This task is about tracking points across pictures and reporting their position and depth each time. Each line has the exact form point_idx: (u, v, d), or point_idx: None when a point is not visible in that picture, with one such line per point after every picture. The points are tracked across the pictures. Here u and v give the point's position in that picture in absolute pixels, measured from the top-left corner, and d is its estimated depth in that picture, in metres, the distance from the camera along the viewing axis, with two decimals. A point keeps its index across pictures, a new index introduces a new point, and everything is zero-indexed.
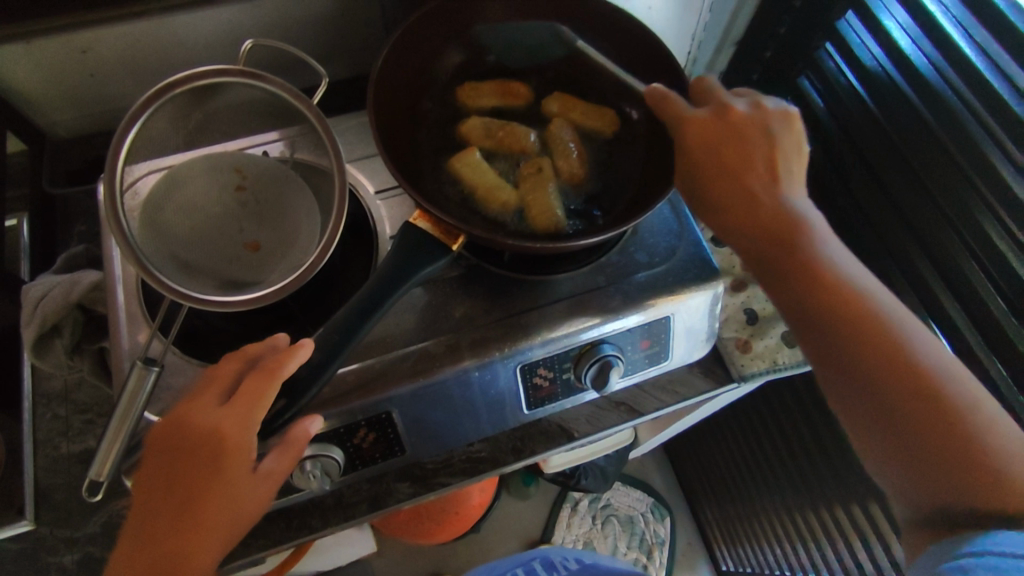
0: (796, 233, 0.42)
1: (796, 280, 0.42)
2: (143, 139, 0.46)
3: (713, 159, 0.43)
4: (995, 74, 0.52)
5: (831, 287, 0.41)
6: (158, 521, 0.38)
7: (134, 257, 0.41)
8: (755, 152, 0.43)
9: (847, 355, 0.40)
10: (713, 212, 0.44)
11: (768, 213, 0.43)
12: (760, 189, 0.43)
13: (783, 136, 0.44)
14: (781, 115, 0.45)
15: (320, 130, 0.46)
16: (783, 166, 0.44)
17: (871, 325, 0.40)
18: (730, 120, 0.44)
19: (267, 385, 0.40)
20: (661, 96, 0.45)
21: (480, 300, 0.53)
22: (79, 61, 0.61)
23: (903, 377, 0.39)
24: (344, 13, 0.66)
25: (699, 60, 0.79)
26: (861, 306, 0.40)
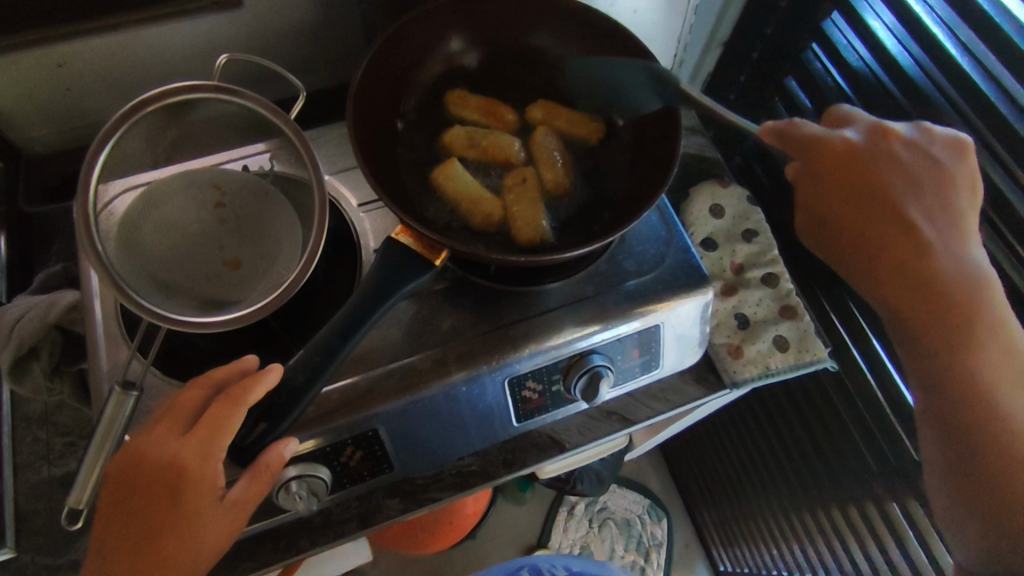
0: (965, 270, 0.43)
1: (929, 314, 0.43)
2: (117, 158, 0.45)
3: (875, 200, 0.45)
4: (982, 74, 0.52)
5: (971, 326, 0.42)
6: (117, 557, 0.37)
7: (110, 279, 0.40)
8: (918, 187, 0.45)
9: (958, 393, 0.43)
10: (871, 250, 0.45)
11: (939, 258, 0.43)
12: (917, 221, 0.44)
13: (956, 169, 0.45)
14: (955, 146, 0.45)
15: (298, 145, 0.46)
16: (954, 202, 0.45)
17: (989, 367, 0.42)
18: (889, 154, 0.45)
19: (231, 413, 0.39)
20: (785, 129, 0.46)
21: (467, 312, 0.52)
22: (54, 75, 0.59)
23: (1009, 424, 0.41)
24: (324, 21, 0.65)
25: (685, 62, 0.78)
26: (990, 344, 0.42)
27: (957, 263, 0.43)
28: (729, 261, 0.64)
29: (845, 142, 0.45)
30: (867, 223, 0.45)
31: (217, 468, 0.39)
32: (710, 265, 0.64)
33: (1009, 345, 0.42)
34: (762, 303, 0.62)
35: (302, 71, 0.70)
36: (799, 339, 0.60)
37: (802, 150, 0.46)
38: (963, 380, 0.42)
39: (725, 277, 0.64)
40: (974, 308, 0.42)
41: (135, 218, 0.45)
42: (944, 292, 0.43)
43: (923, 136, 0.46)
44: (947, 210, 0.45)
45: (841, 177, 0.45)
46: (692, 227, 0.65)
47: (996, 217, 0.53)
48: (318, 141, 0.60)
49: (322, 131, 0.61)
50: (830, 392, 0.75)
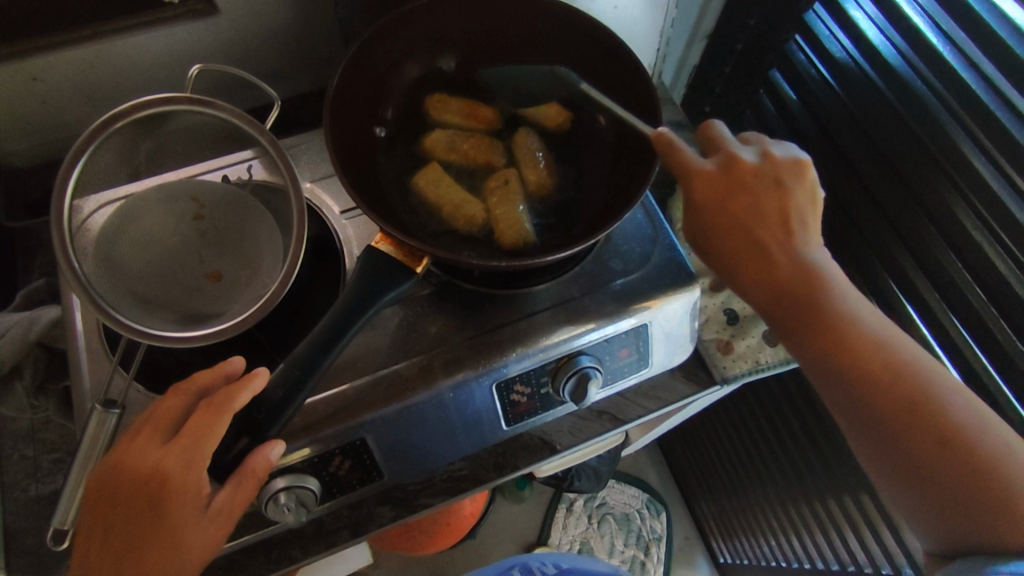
0: (819, 281, 0.43)
1: (803, 327, 0.42)
2: (91, 173, 0.44)
3: (728, 216, 0.43)
4: (961, 62, 0.51)
5: (842, 331, 0.41)
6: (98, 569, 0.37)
7: (88, 297, 0.40)
8: (765, 206, 0.43)
9: (861, 397, 0.41)
10: (734, 269, 0.44)
11: (791, 273, 0.43)
12: (770, 241, 0.43)
13: (795, 189, 0.44)
14: (793, 166, 0.44)
15: (275, 155, 0.45)
16: (797, 219, 0.44)
17: (875, 363, 0.41)
18: (739, 175, 0.44)
19: (214, 420, 0.39)
20: (668, 142, 0.44)
21: (452, 317, 0.51)
22: (28, 89, 0.59)
23: (904, 411, 0.40)
24: (302, 25, 0.64)
25: (669, 56, 0.77)
26: (864, 344, 0.41)
27: (813, 276, 0.43)
28: None
29: (705, 169, 0.44)
30: (728, 246, 0.44)
31: (201, 477, 0.39)
32: (697, 260, 0.64)
33: (881, 339, 0.41)
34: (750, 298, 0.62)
35: (281, 76, 0.69)
36: None
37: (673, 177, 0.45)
38: (852, 383, 0.41)
39: (714, 273, 0.64)
40: (840, 316, 0.42)
41: (112, 234, 0.45)
42: (810, 304, 0.42)
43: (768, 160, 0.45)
44: (792, 227, 0.44)
45: (703, 202, 0.44)
46: (678, 223, 0.65)
47: (982, 206, 0.51)
48: (300, 147, 0.59)
49: (303, 137, 0.60)
50: None
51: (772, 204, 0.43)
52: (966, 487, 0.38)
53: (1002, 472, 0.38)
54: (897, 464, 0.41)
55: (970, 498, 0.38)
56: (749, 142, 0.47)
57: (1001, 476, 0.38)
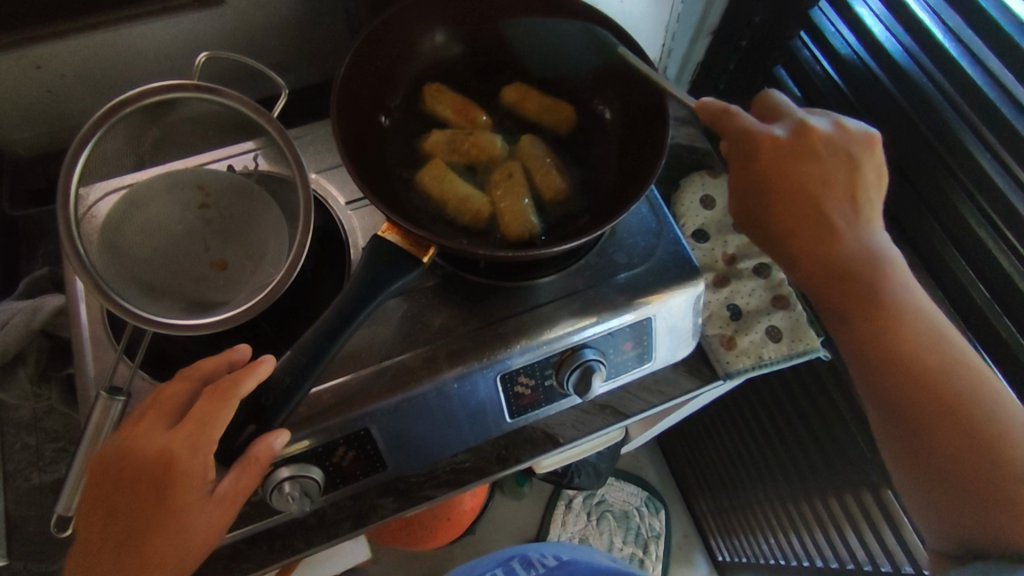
0: (872, 256, 0.44)
1: (848, 289, 0.44)
2: (97, 160, 0.44)
3: (786, 183, 0.45)
4: (967, 58, 0.52)
5: (887, 303, 0.43)
6: (104, 552, 0.37)
7: (93, 284, 0.40)
8: (830, 178, 0.45)
9: (894, 374, 0.42)
10: (782, 236, 0.46)
11: (846, 241, 0.44)
12: (831, 210, 0.45)
13: (864, 164, 0.46)
14: (864, 141, 0.46)
15: (282, 144, 0.45)
16: (861, 191, 0.45)
17: (918, 339, 0.43)
18: (809, 145, 0.45)
19: (220, 405, 0.39)
20: (723, 111, 0.46)
21: (457, 308, 0.51)
22: (32, 77, 0.59)
23: (934, 395, 0.41)
24: (309, 16, 0.64)
25: (674, 51, 0.77)
26: (909, 322, 0.43)
27: (867, 250, 0.44)
28: (720, 252, 0.64)
29: (770, 135, 0.45)
30: (782, 210, 0.45)
31: (206, 462, 0.39)
32: (702, 256, 0.64)
33: (925, 320, 0.43)
34: (754, 294, 0.62)
35: (286, 68, 0.69)
36: (792, 328, 0.60)
37: (728, 139, 0.46)
38: (889, 357, 0.43)
39: (718, 269, 0.64)
40: (889, 291, 0.43)
41: (118, 221, 0.45)
42: (859, 275, 0.44)
43: (838, 130, 0.47)
44: (857, 202, 0.45)
45: (762, 166, 0.45)
46: (682, 219, 0.65)
47: (987, 202, 0.51)
48: (304, 139, 0.59)
49: (308, 128, 0.60)
50: (823, 380, 0.75)
51: (835, 177, 0.45)
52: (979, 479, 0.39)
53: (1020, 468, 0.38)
54: (912, 448, 0.42)
55: (982, 490, 0.39)
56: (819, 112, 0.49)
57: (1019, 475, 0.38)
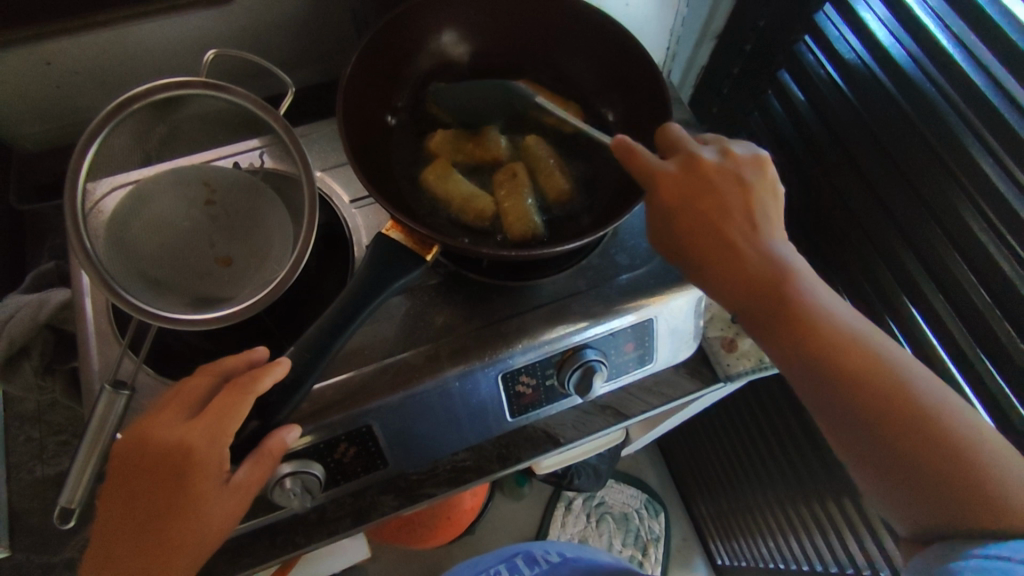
0: (786, 274, 0.43)
1: (772, 315, 0.43)
2: (105, 155, 0.44)
3: (694, 211, 0.44)
4: (972, 64, 0.52)
5: (808, 324, 0.42)
6: (125, 532, 0.38)
7: (99, 278, 0.40)
8: (730, 202, 0.45)
9: (835, 392, 0.41)
10: (701, 266, 0.45)
11: (755, 265, 0.44)
12: (735, 235, 0.44)
13: (756, 184, 0.46)
14: (753, 162, 0.47)
15: (288, 142, 0.45)
16: (759, 212, 0.45)
17: (842, 353, 0.41)
18: (704, 172, 0.45)
19: (239, 400, 0.39)
20: (629, 149, 0.44)
21: (460, 307, 0.52)
22: (42, 73, 0.59)
23: (877, 406, 0.40)
24: (316, 15, 0.65)
25: (679, 55, 0.80)
26: (828, 335, 0.42)
27: (777, 269, 0.43)
28: None
29: (667, 169, 0.45)
30: (696, 239, 0.44)
31: (224, 453, 0.39)
32: None
33: (846, 330, 0.42)
34: None
35: (294, 66, 0.69)
36: None
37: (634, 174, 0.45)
38: (823, 376, 0.42)
39: None
40: (805, 309, 0.42)
41: (125, 216, 0.45)
42: (778, 297, 0.43)
43: (727, 156, 0.47)
44: (756, 221, 0.45)
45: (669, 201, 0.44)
46: None
47: (989, 208, 0.51)
48: (310, 137, 0.60)
49: (314, 126, 0.61)
50: None
51: (734, 200, 0.45)
52: (938, 473, 0.39)
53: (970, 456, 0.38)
54: (871, 459, 0.41)
55: (951, 486, 0.38)
56: (707, 141, 0.49)
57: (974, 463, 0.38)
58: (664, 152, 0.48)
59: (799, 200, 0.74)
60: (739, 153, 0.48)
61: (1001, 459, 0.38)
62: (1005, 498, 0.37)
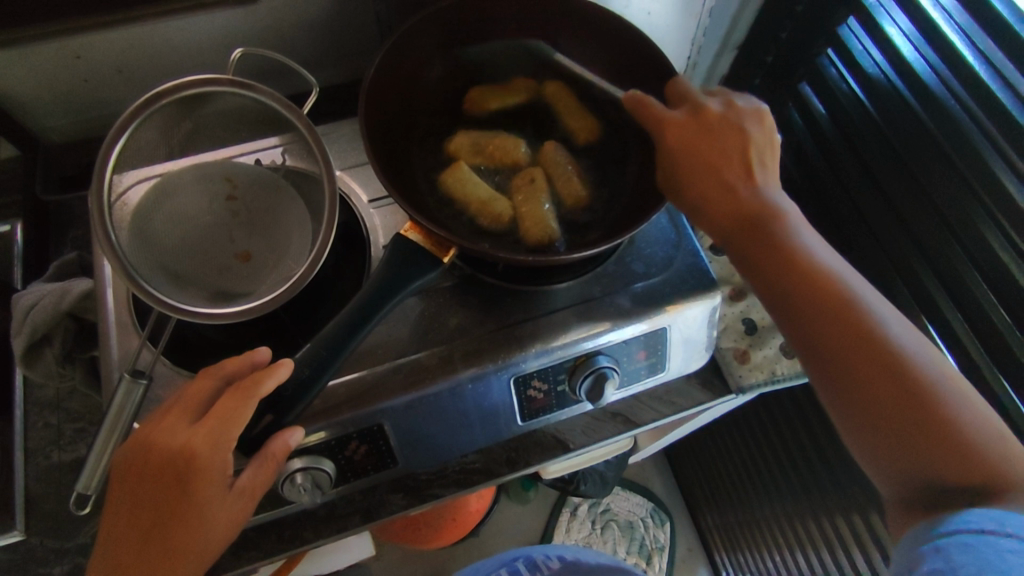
0: (776, 218, 0.44)
1: (759, 245, 0.43)
2: (131, 150, 0.45)
3: (691, 155, 0.45)
4: (998, 82, 0.51)
5: (794, 253, 0.42)
6: (129, 540, 0.38)
7: (122, 269, 0.41)
8: (728, 145, 0.45)
9: (814, 319, 0.41)
10: (694, 204, 0.46)
11: (745, 203, 0.44)
12: (729, 177, 0.45)
13: (754, 132, 0.46)
14: (754, 114, 0.47)
15: (310, 140, 0.46)
16: (756, 159, 0.46)
17: (829, 294, 0.41)
18: (705, 120, 0.46)
19: (241, 404, 0.40)
20: (639, 100, 0.47)
21: (475, 310, 0.52)
22: (71, 67, 0.60)
23: (857, 346, 0.39)
24: (341, 16, 0.65)
25: (699, 65, 0.79)
26: (815, 265, 0.42)
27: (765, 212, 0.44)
28: None
29: (672, 115, 0.46)
30: (694, 177, 0.45)
31: (227, 457, 0.40)
32: (719, 269, 0.65)
33: (831, 266, 0.42)
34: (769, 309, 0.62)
35: (318, 66, 0.70)
36: None
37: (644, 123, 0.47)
38: (807, 313, 0.41)
39: (734, 282, 0.64)
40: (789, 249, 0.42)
41: (148, 209, 0.46)
42: (764, 230, 0.43)
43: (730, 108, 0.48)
44: (752, 166, 0.45)
45: (670, 145, 0.46)
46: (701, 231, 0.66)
47: (1010, 227, 0.51)
48: (331, 136, 0.60)
49: (335, 126, 0.61)
50: None
51: (731, 145, 0.45)
52: (910, 411, 0.37)
53: (943, 396, 0.37)
54: (846, 394, 0.39)
55: (909, 419, 0.37)
56: (715, 94, 0.50)
57: (945, 405, 0.37)
58: (670, 104, 0.49)
59: (816, 212, 0.73)
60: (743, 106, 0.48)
61: (970, 409, 0.37)
62: (964, 437, 0.36)
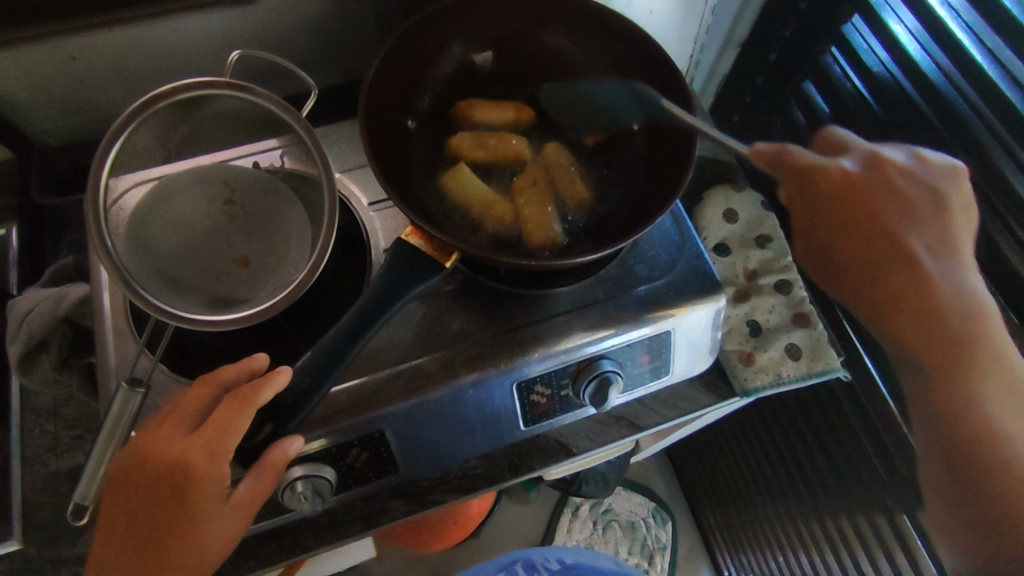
0: (973, 304, 0.42)
1: (932, 333, 0.42)
2: (126, 154, 0.45)
3: (882, 228, 0.43)
4: (1006, 81, 0.50)
5: (974, 350, 0.42)
6: (123, 552, 0.37)
7: (119, 276, 0.40)
8: (927, 222, 0.43)
9: (956, 418, 0.42)
10: (852, 274, 0.44)
11: (937, 294, 0.42)
12: (924, 256, 0.42)
13: (951, 199, 0.44)
14: (952, 174, 0.44)
15: (309, 143, 0.45)
16: (954, 237, 0.43)
17: (987, 389, 0.42)
18: (893, 184, 0.43)
19: (238, 413, 0.39)
20: (779, 149, 0.44)
21: (476, 314, 0.51)
22: (66, 69, 0.59)
23: (983, 441, 0.42)
24: (339, 16, 0.65)
25: (702, 63, 0.78)
26: (979, 360, 0.42)
27: (972, 301, 0.42)
28: (742, 266, 0.64)
29: (840, 171, 0.44)
30: (867, 253, 0.43)
31: (224, 468, 0.39)
32: (722, 270, 0.64)
33: (998, 365, 0.42)
34: (775, 311, 0.61)
35: (316, 67, 0.69)
36: (811, 347, 0.59)
37: (787, 179, 0.45)
38: (954, 398, 0.42)
39: (739, 283, 0.63)
40: (1001, 349, 0.42)
41: (144, 214, 0.45)
42: (960, 326, 0.41)
43: (918, 163, 0.45)
44: (949, 247, 0.43)
45: (840, 210, 0.43)
46: (705, 231, 0.65)
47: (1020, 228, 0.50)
48: (330, 138, 0.60)
49: (334, 127, 0.60)
50: (841, 400, 0.74)
51: (929, 221, 0.43)
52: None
53: None
54: (965, 493, 0.43)
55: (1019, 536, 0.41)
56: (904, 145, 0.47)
57: None
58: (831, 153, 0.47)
59: None
60: (931, 161, 0.45)
61: None
62: None
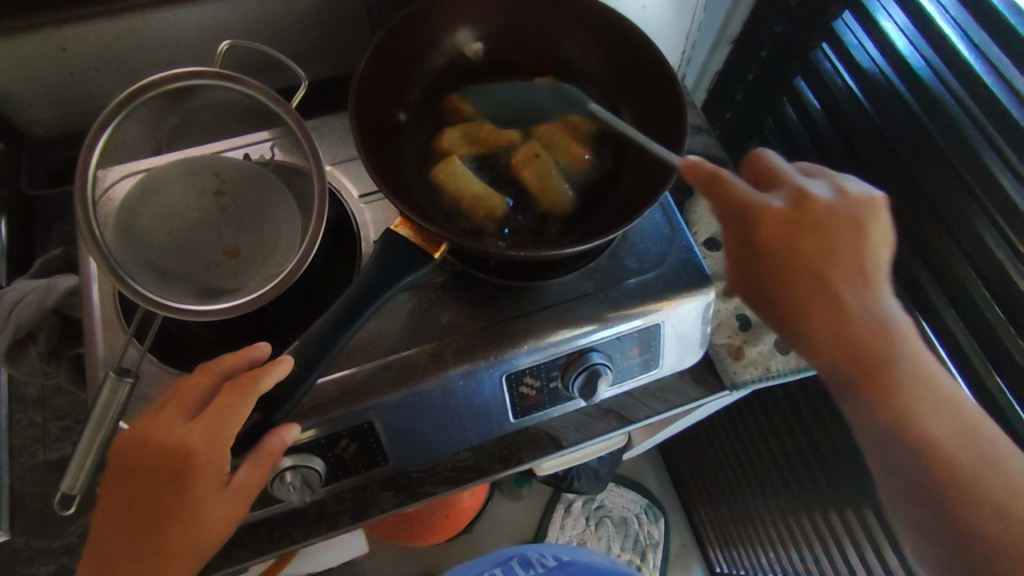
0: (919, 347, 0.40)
1: (876, 366, 0.39)
2: (116, 143, 0.44)
3: (802, 262, 0.40)
4: (993, 76, 0.51)
5: (915, 387, 0.39)
6: (123, 536, 0.38)
7: (108, 267, 0.40)
8: (841, 252, 0.40)
9: (914, 454, 0.40)
10: (792, 314, 0.41)
11: (865, 327, 0.40)
12: (845, 292, 0.39)
13: (865, 233, 0.40)
14: (869, 203, 0.41)
15: (298, 133, 0.45)
16: (874, 266, 0.40)
17: (936, 430, 0.40)
18: (810, 214, 0.40)
19: (239, 401, 0.39)
20: (710, 175, 0.41)
21: (466, 306, 0.51)
22: (56, 59, 0.59)
23: (950, 494, 0.39)
24: (331, 10, 0.65)
25: (693, 59, 0.79)
26: (925, 395, 0.40)
27: (914, 347, 0.40)
28: None
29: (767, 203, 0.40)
30: (791, 289, 0.40)
31: (224, 455, 0.39)
32: (710, 265, 0.63)
33: (946, 398, 0.40)
34: None
35: (308, 59, 0.69)
36: None
37: (719, 204, 0.42)
38: (905, 443, 0.40)
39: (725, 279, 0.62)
40: (943, 384, 0.40)
41: (133, 206, 0.45)
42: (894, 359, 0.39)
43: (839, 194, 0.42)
44: (869, 276, 0.40)
45: (761, 240, 0.40)
46: (695, 227, 0.65)
47: (1005, 224, 0.51)
48: (321, 131, 0.60)
49: (325, 120, 0.60)
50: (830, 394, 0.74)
51: (845, 251, 0.40)
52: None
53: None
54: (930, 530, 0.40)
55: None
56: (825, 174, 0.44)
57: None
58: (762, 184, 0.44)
59: None
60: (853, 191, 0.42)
61: None
62: None
